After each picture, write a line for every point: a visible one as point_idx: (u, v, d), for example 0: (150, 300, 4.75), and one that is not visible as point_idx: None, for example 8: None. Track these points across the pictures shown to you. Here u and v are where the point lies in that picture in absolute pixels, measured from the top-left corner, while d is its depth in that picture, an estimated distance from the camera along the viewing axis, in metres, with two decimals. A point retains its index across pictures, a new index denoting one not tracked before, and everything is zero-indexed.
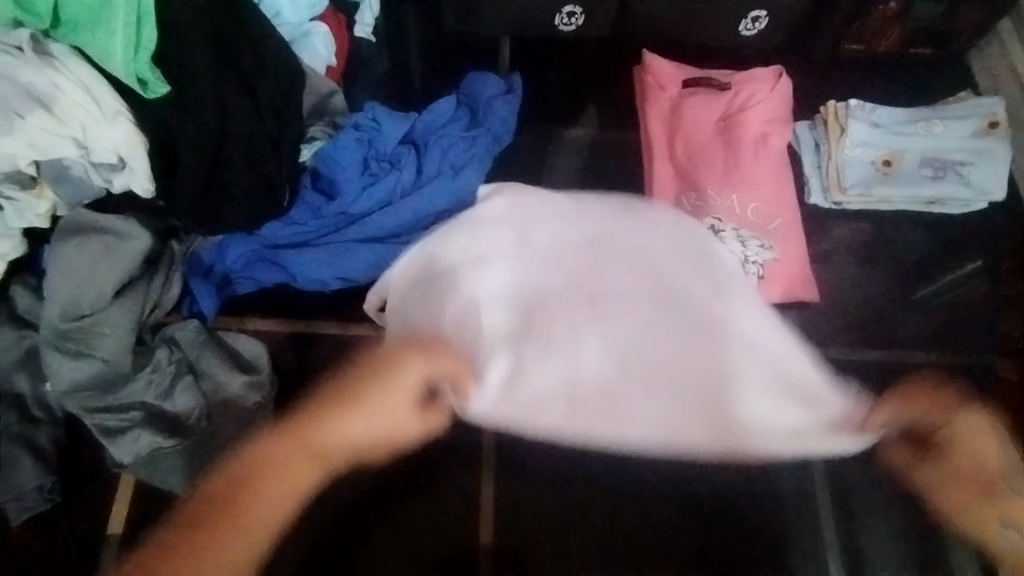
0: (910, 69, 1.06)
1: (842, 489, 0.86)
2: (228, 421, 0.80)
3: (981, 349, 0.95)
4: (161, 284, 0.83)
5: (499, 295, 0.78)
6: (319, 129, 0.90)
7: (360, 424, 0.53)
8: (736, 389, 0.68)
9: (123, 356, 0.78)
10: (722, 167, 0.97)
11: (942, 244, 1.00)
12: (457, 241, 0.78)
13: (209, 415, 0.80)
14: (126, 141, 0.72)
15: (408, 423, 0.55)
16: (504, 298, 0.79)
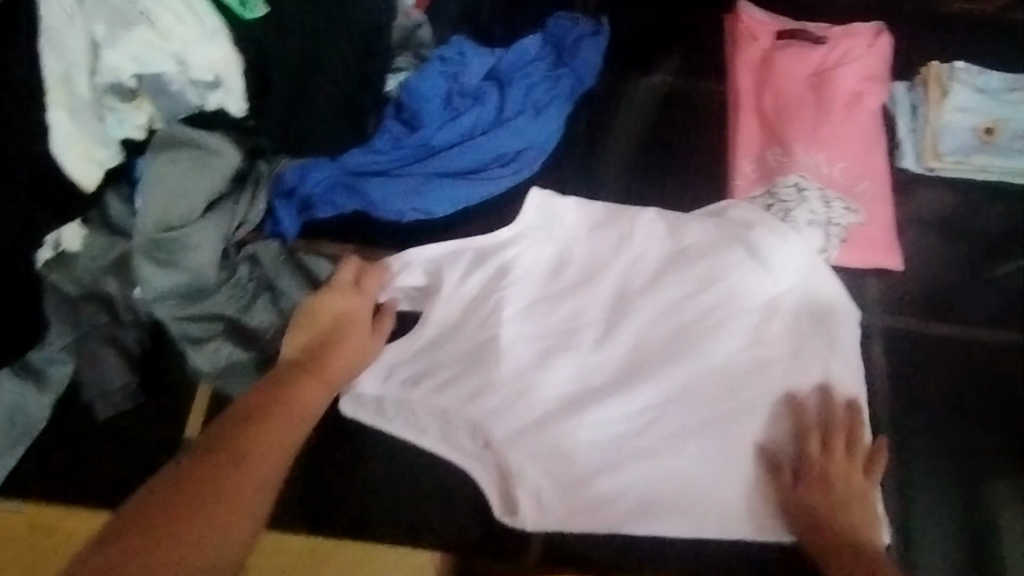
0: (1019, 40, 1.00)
1: (898, 468, 0.85)
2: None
3: None
4: (247, 203, 0.84)
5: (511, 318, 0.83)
6: (406, 59, 0.89)
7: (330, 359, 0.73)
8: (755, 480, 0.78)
9: (210, 270, 0.80)
10: (810, 123, 0.94)
11: None
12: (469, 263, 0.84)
13: (286, 332, 0.82)
14: (222, 59, 0.74)
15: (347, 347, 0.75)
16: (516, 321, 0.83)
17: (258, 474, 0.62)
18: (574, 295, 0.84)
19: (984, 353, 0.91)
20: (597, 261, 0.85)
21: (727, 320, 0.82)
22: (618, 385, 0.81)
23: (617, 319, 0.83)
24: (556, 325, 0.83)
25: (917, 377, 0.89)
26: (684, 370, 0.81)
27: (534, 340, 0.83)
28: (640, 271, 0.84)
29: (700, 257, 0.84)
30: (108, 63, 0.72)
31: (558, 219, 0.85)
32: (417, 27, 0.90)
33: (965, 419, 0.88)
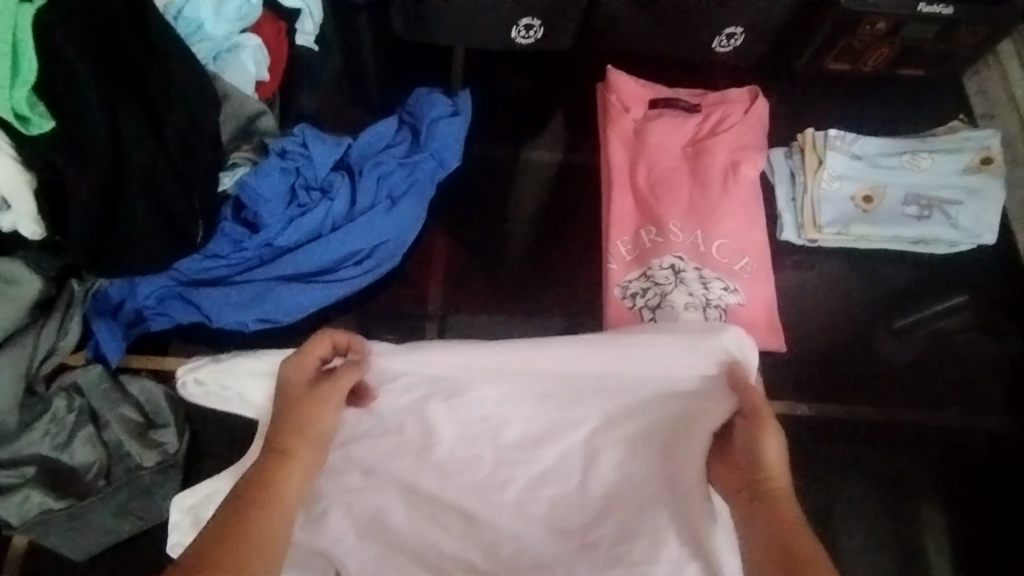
0: (898, 97, 0.97)
1: None
2: (129, 485, 0.73)
3: (956, 401, 0.90)
4: (57, 330, 0.74)
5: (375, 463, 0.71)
6: (243, 156, 0.82)
7: (311, 423, 0.64)
8: None
9: (13, 412, 0.70)
10: (685, 199, 0.90)
11: (920, 286, 0.93)
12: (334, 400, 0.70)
13: (109, 472, 0.74)
14: (7, 180, 0.67)
15: (323, 397, 0.65)
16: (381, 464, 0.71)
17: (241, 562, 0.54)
18: (436, 418, 0.71)
19: (875, 434, 0.88)
20: (466, 378, 0.72)
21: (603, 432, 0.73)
22: (493, 517, 0.72)
23: (490, 440, 0.73)
24: (422, 458, 0.72)
25: (804, 456, 0.87)
26: (568, 492, 0.72)
27: (390, 469, 0.71)
28: (516, 380, 0.72)
29: (592, 373, 0.71)
30: None
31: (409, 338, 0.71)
32: (257, 116, 0.82)
33: (865, 496, 0.86)
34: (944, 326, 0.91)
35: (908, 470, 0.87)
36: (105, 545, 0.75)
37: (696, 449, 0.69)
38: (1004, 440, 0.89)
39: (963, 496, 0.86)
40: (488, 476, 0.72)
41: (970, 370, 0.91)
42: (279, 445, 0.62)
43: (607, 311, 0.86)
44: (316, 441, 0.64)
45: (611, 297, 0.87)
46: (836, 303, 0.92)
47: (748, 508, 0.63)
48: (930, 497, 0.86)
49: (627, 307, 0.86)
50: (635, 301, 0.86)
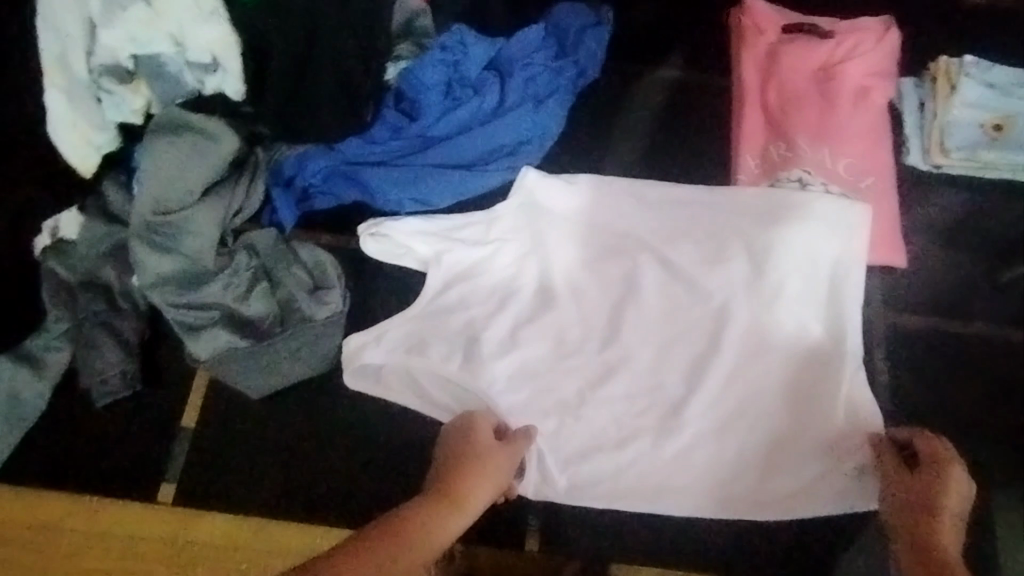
0: None
1: None
2: (304, 333, 0.83)
3: None
4: (245, 189, 0.85)
5: (511, 319, 0.85)
6: (407, 47, 0.88)
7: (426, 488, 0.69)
8: (744, 459, 0.83)
9: (207, 254, 0.81)
10: (815, 119, 0.93)
11: None
12: (471, 265, 0.86)
13: (282, 321, 0.83)
14: (221, 41, 0.74)
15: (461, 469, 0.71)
16: (516, 319, 0.85)
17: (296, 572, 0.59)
18: (556, 275, 0.87)
19: (983, 359, 0.92)
20: (623, 231, 0.88)
21: (720, 288, 0.86)
22: (628, 362, 0.85)
23: (606, 293, 0.87)
24: (548, 312, 0.86)
25: (913, 369, 0.91)
26: (698, 340, 0.86)
27: (541, 318, 0.86)
28: (633, 237, 0.88)
29: (699, 228, 0.87)
30: (103, 43, 0.72)
31: (569, 193, 0.87)
32: (416, 14, 0.88)
33: (971, 416, 0.90)
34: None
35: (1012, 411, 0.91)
36: (277, 386, 0.84)
37: (797, 301, 0.84)
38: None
39: None
40: (605, 330, 0.86)
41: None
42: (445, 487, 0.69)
43: None
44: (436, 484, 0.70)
45: None
46: (955, 230, 0.95)
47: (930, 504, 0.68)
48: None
49: None
50: None
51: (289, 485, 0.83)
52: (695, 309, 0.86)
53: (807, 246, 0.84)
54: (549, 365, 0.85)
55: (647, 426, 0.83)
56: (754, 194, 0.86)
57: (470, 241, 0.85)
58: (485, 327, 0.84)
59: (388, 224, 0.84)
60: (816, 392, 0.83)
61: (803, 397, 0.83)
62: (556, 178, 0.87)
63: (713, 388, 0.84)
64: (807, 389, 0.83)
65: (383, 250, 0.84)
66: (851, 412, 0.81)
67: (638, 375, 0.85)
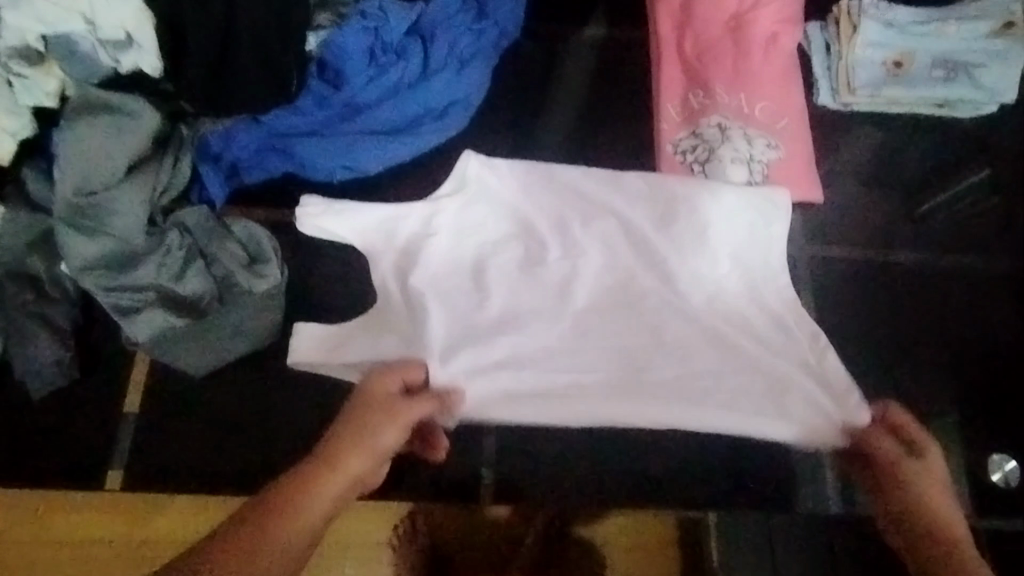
0: None
1: None
2: (244, 308, 0.82)
3: (975, 253, 0.99)
4: (172, 166, 0.83)
5: (453, 331, 0.71)
6: (325, 18, 0.88)
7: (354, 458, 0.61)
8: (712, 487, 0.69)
9: (137, 233, 0.79)
10: (730, 66, 0.97)
11: (944, 151, 1.01)
12: (422, 257, 0.73)
13: (221, 297, 0.82)
14: (133, 17, 0.73)
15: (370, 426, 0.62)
16: (455, 332, 0.71)
17: None
18: (487, 281, 0.73)
19: (905, 284, 0.97)
20: (557, 218, 0.76)
21: (663, 286, 0.74)
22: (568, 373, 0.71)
23: (534, 303, 0.73)
24: (480, 325, 0.72)
25: (840, 298, 0.95)
26: (644, 347, 0.72)
27: (472, 325, 0.72)
28: (572, 223, 0.76)
29: (632, 218, 0.75)
30: (11, 24, 0.71)
31: (489, 181, 0.76)
32: None
33: (898, 339, 0.94)
34: (972, 196, 1.01)
35: (932, 326, 0.95)
36: (222, 361, 0.84)
37: (747, 295, 0.73)
38: (1003, 281, 0.98)
39: (980, 338, 0.95)
40: (539, 346, 0.72)
41: (984, 233, 1.00)
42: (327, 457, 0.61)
43: (660, 164, 0.94)
44: (351, 454, 0.61)
45: (663, 152, 0.94)
46: (868, 164, 1.00)
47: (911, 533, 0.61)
48: (950, 352, 0.94)
49: (679, 162, 0.93)
50: (685, 156, 0.93)
51: (248, 464, 0.83)
52: (643, 305, 0.74)
53: (750, 222, 0.74)
54: (486, 390, 0.70)
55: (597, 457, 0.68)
56: (683, 181, 0.75)
57: (422, 232, 0.74)
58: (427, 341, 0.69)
59: (340, 212, 0.72)
60: (782, 382, 0.69)
61: (775, 395, 0.69)
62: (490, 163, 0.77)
63: (675, 407, 0.69)
64: (768, 395, 0.69)
65: (320, 228, 0.71)
66: (831, 403, 0.68)
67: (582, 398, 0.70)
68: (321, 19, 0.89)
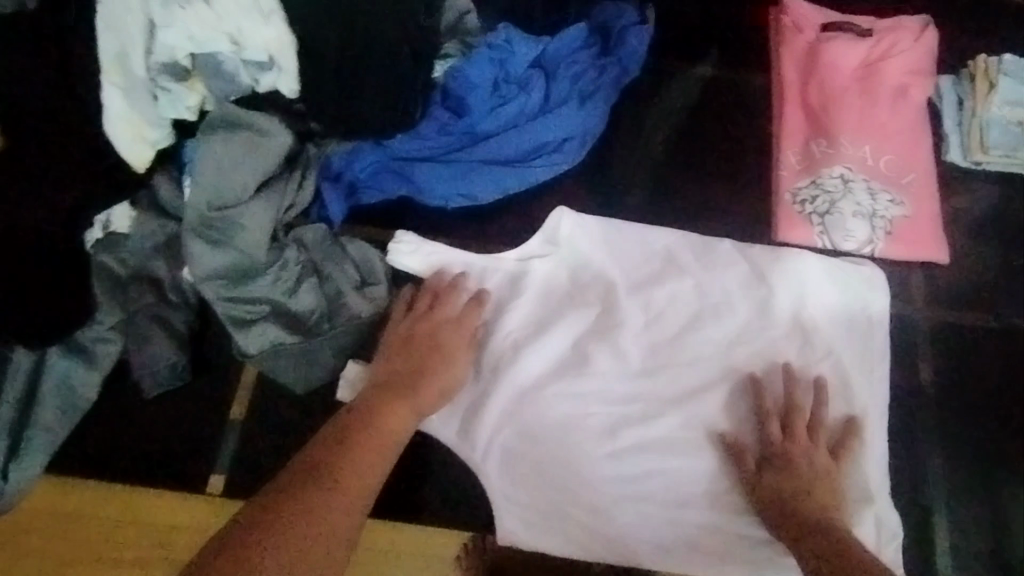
0: None
1: (948, 456, 0.87)
2: (353, 335, 0.83)
3: None
4: (296, 185, 0.84)
5: (530, 365, 0.83)
6: (454, 45, 0.89)
7: (427, 386, 0.75)
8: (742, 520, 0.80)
9: (260, 250, 0.80)
10: (855, 116, 0.94)
11: None
12: (503, 302, 0.85)
13: (330, 319, 0.83)
14: (277, 41, 0.76)
15: (461, 361, 0.77)
16: (532, 367, 0.83)
17: (362, 478, 0.65)
18: (565, 321, 0.85)
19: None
20: (646, 278, 0.87)
21: (723, 341, 0.85)
22: (643, 417, 0.83)
23: (607, 342, 0.85)
24: (557, 363, 0.84)
25: (961, 365, 0.90)
26: (698, 392, 0.84)
27: (559, 366, 0.84)
28: (644, 283, 0.87)
29: (706, 282, 0.86)
30: (163, 42, 0.74)
31: (580, 238, 0.87)
32: (464, 14, 0.89)
33: (1019, 413, 0.89)
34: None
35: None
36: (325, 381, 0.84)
37: (809, 353, 0.84)
38: None
39: None
40: (605, 381, 0.83)
41: None
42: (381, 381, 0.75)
43: (777, 213, 0.91)
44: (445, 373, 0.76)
45: (782, 201, 0.91)
46: (1002, 224, 0.94)
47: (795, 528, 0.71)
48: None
49: (797, 212, 0.91)
50: (805, 206, 0.91)
51: None
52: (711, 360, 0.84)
53: (824, 297, 0.86)
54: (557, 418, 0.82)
55: (643, 481, 0.81)
56: (775, 255, 0.87)
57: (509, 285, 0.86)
58: (505, 371, 0.83)
59: (422, 252, 0.85)
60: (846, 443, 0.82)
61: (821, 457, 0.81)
62: (584, 221, 0.88)
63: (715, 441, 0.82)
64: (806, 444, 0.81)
65: (403, 263, 0.85)
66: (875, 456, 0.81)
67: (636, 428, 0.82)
68: (451, 45, 0.90)
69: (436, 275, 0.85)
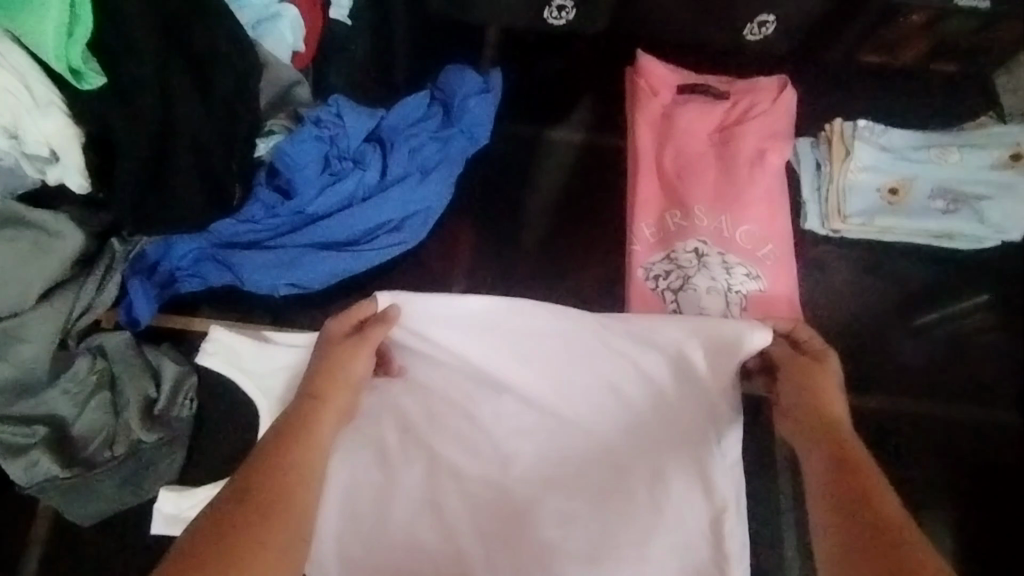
0: (918, 94, 0.99)
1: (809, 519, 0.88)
2: (132, 459, 0.78)
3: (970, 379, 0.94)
4: (95, 287, 0.78)
5: (359, 473, 0.72)
6: (278, 123, 0.84)
7: (338, 392, 0.64)
8: None
9: (41, 365, 0.74)
10: (711, 186, 0.90)
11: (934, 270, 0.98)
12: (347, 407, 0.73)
13: (113, 442, 0.77)
14: (58, 134, 0.69)
15: (350, 359, 0.65)
16: (362, 472, 0.72)
17: (239, 564, 0.51)
18: (402, 415, 0.74)
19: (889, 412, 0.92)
20: (493, 361, 0.74)
21: (575, 432, 0.74)
22: (489, 524, 0.72)
23: (451, 439, 0.74)
24: (395, 468, 0.73)
25: None
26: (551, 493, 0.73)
27: (394, 470, 0.73)
28: (495, 372, 0.74)
29: (552, 361, 0.73)
30: None
31: (415, 321, 0.71)
32: (293, 86, 0.84)
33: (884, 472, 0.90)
34: (950, 325, 0.96)
35: (891, 462, 0.92)
36: (113, 509, 0.79)
37: (667, 445, 0.71)
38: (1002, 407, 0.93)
39: (973, 471, 0.90)
40: (449, 487, 0.73)
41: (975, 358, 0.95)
42: (314, 391, 0.63)
43: (630, 291, 0.87)
44: (354, 368, 0.65)
45: (634, 278, 0.88)
46: (853, 287, 0.96)
47: (852, 506, 0.56)
48: (925, 490, 0.90)
49: (650, 289, 0.87)
50: (658, 282, 0.87)
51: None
52: (591, 463, 0.73)
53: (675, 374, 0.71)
54: (394, 533, 0.71)
55: None
56: (628, 328, 0.71)
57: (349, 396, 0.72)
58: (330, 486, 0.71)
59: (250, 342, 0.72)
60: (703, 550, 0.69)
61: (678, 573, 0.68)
62: (415, 299, 0.69)
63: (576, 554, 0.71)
64: (662, 555, 0.69)
65: (218, 357, 0.72)
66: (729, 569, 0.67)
67: (485, 539, 0.72)
68: (276, 121, 0.84)
69: (260, 377, 0.73)
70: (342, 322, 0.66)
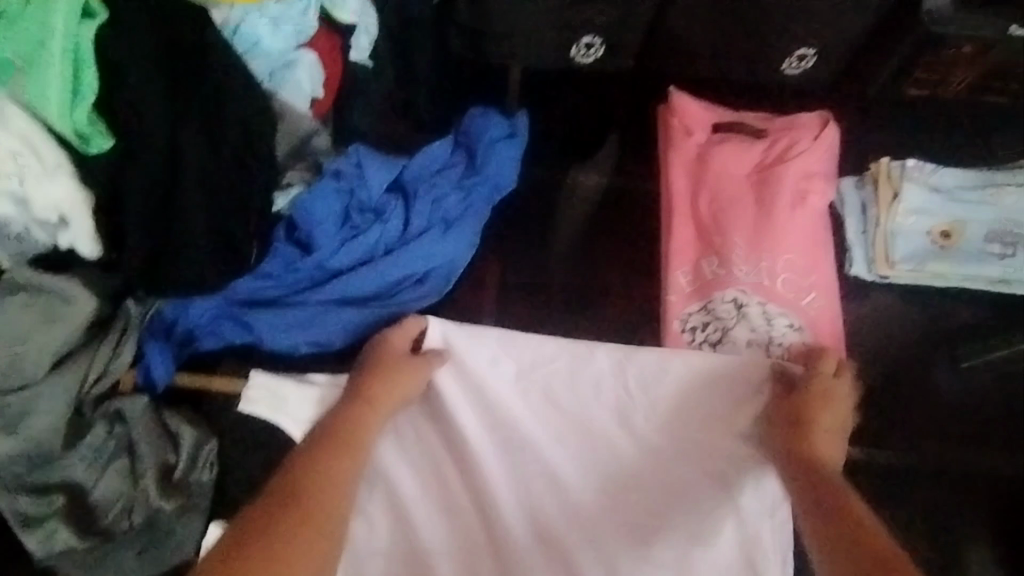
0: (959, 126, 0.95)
1: None
2: (149, 528, 0.76)
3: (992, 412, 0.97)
4: (110, 352, 0.76)
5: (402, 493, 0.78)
6: (297, 174, 0.81)
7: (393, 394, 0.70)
8: None
9: (56, 432, 0.73)
10: (749, 231, 0.85)
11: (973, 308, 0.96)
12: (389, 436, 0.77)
13: (130, 511, 0.76)
14: (69, 199, 0.67)
15: (407, 372, 0.71)
16: (406, 492, 0.78)
17: (307, 540, 0.54)
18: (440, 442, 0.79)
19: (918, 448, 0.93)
20: (533, 392, 0.79)
21: (617, 456, 0.79)
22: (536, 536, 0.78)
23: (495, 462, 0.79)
24: (439, 486, 0.79)
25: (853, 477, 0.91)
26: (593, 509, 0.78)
27: (442, 487, 0.79)
28: (532, 402, 0.79)
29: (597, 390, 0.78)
30: None
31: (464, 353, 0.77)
32: (313, 136, 0.80)
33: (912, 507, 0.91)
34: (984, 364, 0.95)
35: (925, 497, 0.93)
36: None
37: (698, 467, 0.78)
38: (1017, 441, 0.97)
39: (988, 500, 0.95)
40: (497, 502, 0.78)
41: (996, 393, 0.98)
42: (365, 395, 0.68)
43: (665, 343, 0.84)
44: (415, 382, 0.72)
45: (671, 331, 0.84)
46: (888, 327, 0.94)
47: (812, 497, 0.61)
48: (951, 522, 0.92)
49: (686, 341, 0.83)
50: (694, 335, 0.83)
51: None
52: (625, 492, 0.78)
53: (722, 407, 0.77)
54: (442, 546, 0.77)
55: None
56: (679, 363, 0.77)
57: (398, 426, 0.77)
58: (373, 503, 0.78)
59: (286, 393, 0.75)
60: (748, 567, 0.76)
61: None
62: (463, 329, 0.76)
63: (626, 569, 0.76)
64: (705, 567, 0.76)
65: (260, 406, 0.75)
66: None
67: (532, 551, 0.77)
68: (294, 173, 0.81)
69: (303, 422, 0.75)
70: (387, 342, 0.73)
